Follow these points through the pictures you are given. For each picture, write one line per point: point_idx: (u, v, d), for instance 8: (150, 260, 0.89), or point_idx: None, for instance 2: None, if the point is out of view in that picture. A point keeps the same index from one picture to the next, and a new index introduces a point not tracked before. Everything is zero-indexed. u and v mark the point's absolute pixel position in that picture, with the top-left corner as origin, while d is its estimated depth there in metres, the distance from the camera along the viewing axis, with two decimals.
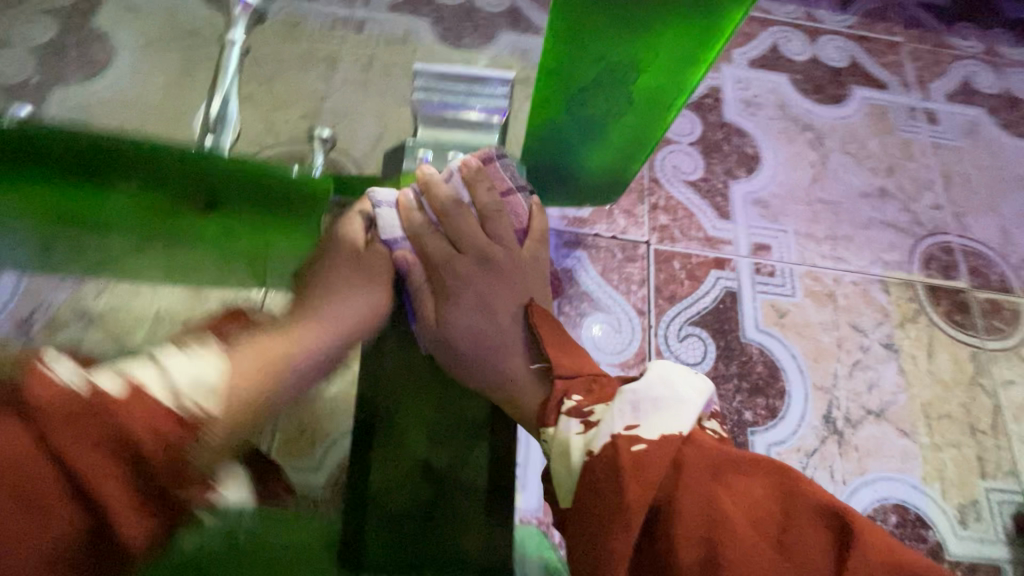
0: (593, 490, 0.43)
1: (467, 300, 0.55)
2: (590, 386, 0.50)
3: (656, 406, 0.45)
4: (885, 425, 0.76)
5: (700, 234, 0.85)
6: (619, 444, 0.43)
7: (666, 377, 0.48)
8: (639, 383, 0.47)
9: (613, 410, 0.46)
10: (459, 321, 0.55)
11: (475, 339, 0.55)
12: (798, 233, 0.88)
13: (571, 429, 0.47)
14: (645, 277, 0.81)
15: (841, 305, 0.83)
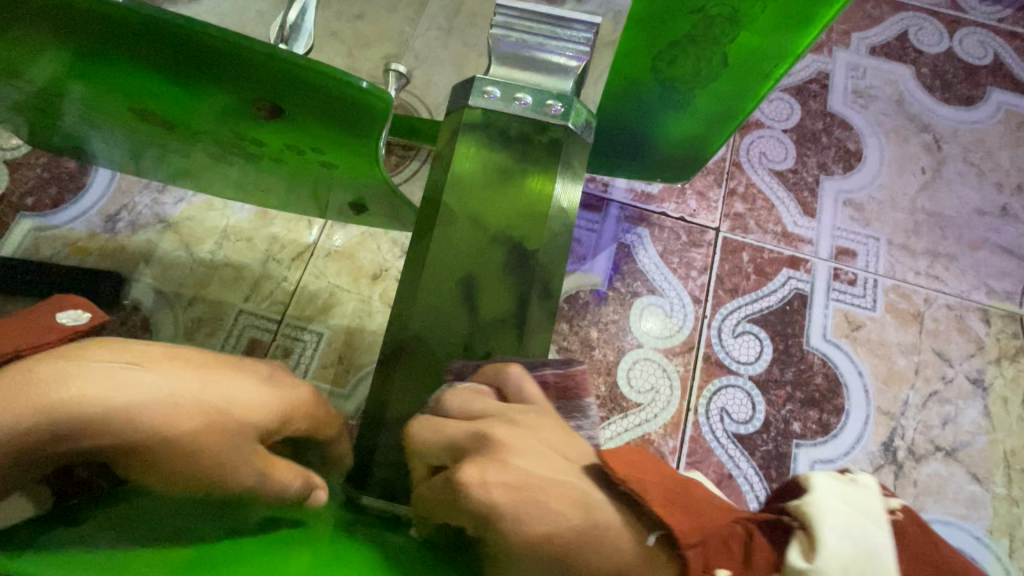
0: None
1: (513, 502, 0.31)
2: (730, 549, 0.29)
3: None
4: (955, 466, 0.69)
5: (777, 228, 0.79)
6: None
7: (836, 514, 0.30)
8: (819, 550, 0.28)
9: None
10: (519, 523, 0.30)
11: (546, 531, 0.30)
12: (892, 242, 0.79)
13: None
14: (707, 265, 0.76)
15: (927, 329, 0.75)
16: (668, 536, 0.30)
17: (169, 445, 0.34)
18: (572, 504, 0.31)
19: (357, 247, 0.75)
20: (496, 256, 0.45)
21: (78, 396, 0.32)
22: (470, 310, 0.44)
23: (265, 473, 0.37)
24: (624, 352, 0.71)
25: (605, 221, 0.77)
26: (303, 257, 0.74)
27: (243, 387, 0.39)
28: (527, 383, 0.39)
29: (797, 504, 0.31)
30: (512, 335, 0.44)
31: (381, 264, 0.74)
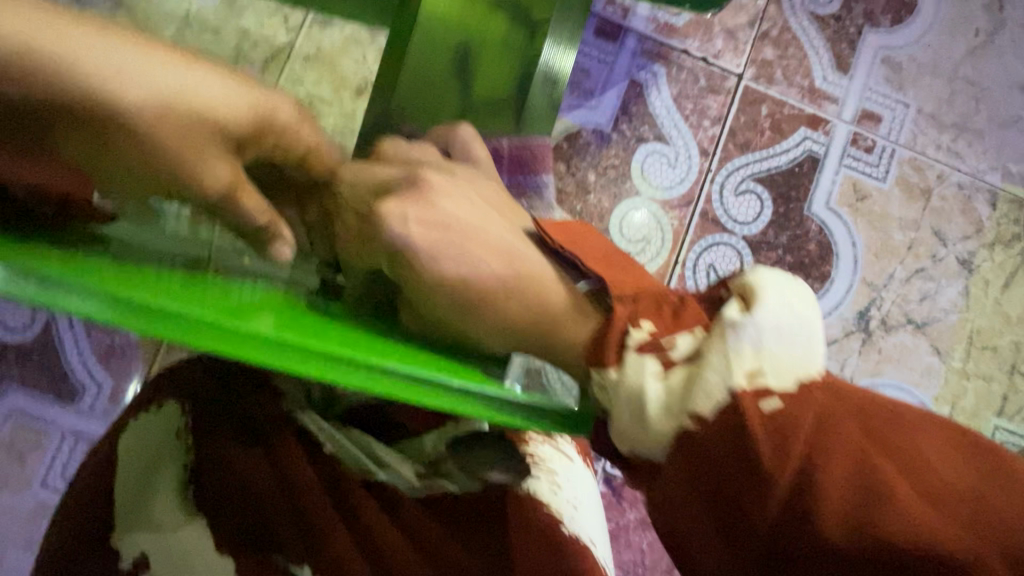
0: (703, 467, 0.25)
1: (432, 239, 0.33)
2: (659, 309, 0.30)
3: (784, 343, 0.26)
4: (921, 338, 0.71)
5: (804, 82, 0.72)
6: (742, 406, 0.25)
7: (777, 287, 0.28)
8: (757, 307, 0.26)
9: (717, 348, 0.26)
10: (437, 260, 0.33)
11: (464, 268, 0.33)
12: (921, 111, 0.73)
13: (646, 374, 0.27)
14: (722, 115, 0.70)
15: (932, 206, 0.72)
16: (599, 289, 0.31)
17: (144, 136, 0.28)
18: (499, 255, 0.34)
19: (340, 53, 0.66)
20: (502, 26, 0.48)
21: (26, 41, 0.23)
22: (466, 86, 0.48)
23: (235, 195, 0.32)
24: (620, 199, 0.68)
25: (620, 53, 0.69)
26: (277, 59, 0.65)
27: (216, 88, 0.31)
28: (472, 145, 0.44)
29: (740, 281, 0.29)
30: (508, 123, 0.49)
31: (366, 76, 0.67)
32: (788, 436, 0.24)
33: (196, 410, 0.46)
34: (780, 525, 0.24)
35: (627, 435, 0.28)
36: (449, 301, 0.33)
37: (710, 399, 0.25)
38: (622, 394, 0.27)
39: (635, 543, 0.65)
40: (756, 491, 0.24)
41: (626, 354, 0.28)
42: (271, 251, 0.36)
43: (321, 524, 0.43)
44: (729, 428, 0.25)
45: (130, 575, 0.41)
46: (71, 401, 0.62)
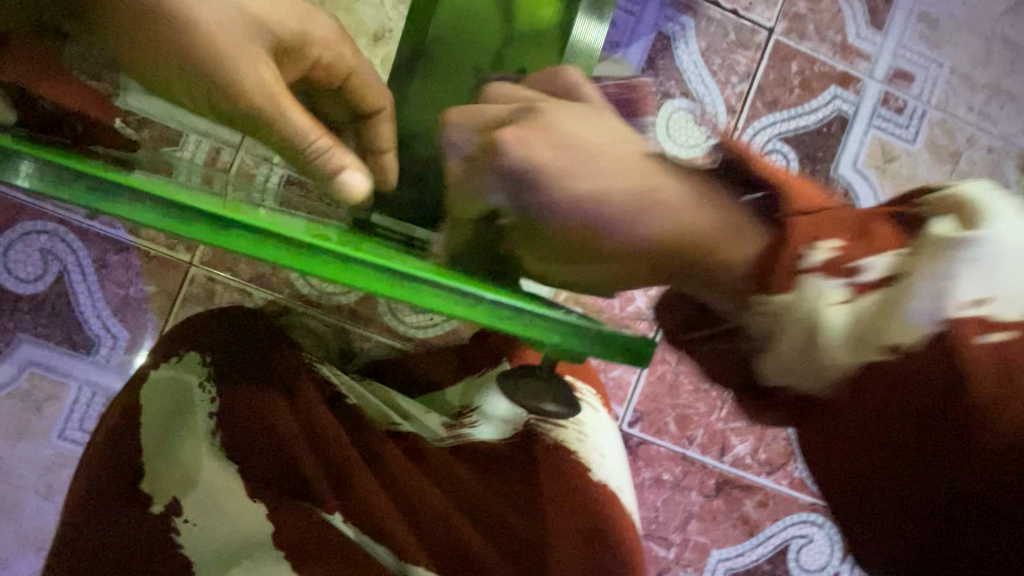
0: (914, 409, 0.23)
1: (555, 159, 0.28)
2: (841, 226, 0.26)
3: (1017, 269, 0.23)
4: None
5: (837, 38, 0.69)
6: (960, 336, 0.23)
7: (998, 203, 0.25)
8: (985, 225, 0.23)
9: (931, 269, 0.23)
10: (564, 182, 0.27)
11: (599, 185, 0.26)
12: (955, 70, 0.71)
13: (829, 297, 0.25)
14: (751, 71, 0.68)
15: (960, 170, 0.71)
16: (773, 199, 0.27)
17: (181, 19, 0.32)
18: (641, 177, 0.27)
19: None
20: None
21: None
22: (507, 19, 0.45)
23: (276, 97, 0.33)
24: None
25: (648, 3, 0.65)
26: None
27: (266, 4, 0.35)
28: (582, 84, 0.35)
29: (947, 199, 0.26)
30: (550, 56, 0.44)
31: (384, 23, 0.64)
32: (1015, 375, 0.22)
33: (218, 361, 0.46)
34: (989, 465, 0.22)
35: (789, 366, 0.25)
36: (575, 225, 0.27)
37: (912, 329, 0.23)
38: (795, 321, 0.25)
39: (650, 501, 0.66)
40: (966, 433, 0.23)
41: (799, 277, 0.25)
42: (341, 178, 0.33)
43: (353, 475, 0.43)
44: (941, 365, 0.23)
45: (161, 518, 0.40)
46: (87, 353, 0.61)
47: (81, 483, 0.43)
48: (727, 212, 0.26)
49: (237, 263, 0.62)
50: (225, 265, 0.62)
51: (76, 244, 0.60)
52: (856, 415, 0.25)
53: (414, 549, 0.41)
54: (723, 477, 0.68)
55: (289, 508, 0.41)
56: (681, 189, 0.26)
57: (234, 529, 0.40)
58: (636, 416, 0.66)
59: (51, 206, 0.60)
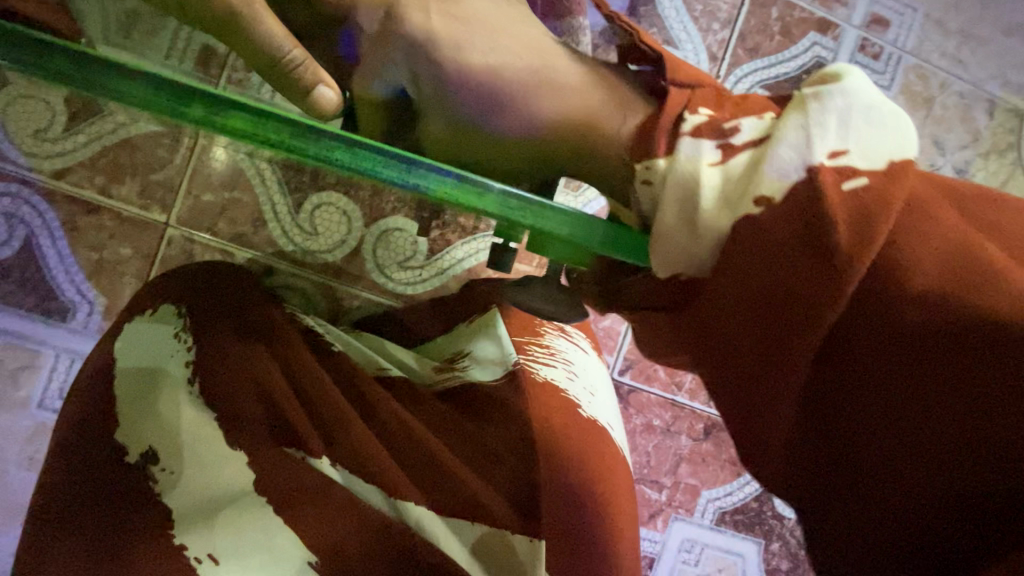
0: (748, 283, 0.21)
1: (460, 31, 0.31)
2: (719, 98, 0.25)
3: (871, 127, 0.21)
4: None
5: None
6: (819, 184, 0.20)
7: (861, 77, 0.22)
8: (839, 84, 0.22)
9: (792, 124, 0.21)
10: (460, 49, 0.30)
11: (496, 60, 0.30)
12: (928, 16, 0.72)
13: (702, 160, 0.22)
14: (732, 18, 0.68)
15: (933, 115, 0.72)
16: (648, 75, 0.28)
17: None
18: (536, 55, 0.31)
19: None
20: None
21: None
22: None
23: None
24: None
25: None
26: None
27: None
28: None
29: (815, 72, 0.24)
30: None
31: None
32: (870, 217, 0.20)
33: (193, 313, 0.46)
34: (837, 335, 0.20)
35: (676, 252, 0.23)
36: (478, 91, 0.30)
37: (781, 180, 0.20)
38: (670, 188, 0.23)
39: (641, 446, 0.68)
40: (816, 302, 0.20)
41: (679, 140, 0.24)
42: (313, 95, 0.28)
43: (339, 423, 0.42)
44: (795, 216, 0.20)
45: (139, 471, 0.38)
46: (62, 319, 0.59)
47: (59, 442, 0.41)
48: (608, 87, 0.29)
49: (216, 222, 0.60)
50: (204, 225, 0.60)
51: (43, 207, 0.58)
52: (715, 302, 0.22)
53: (408, 489, 0.40)
54: (711, 421, 0.70)
55: (266, 452, 0.40)
56: (569, 70, 0.30)
57: (213, 478, 0.38)
58: (625, 364, 0.67)
59: (13, 167, 0.57)
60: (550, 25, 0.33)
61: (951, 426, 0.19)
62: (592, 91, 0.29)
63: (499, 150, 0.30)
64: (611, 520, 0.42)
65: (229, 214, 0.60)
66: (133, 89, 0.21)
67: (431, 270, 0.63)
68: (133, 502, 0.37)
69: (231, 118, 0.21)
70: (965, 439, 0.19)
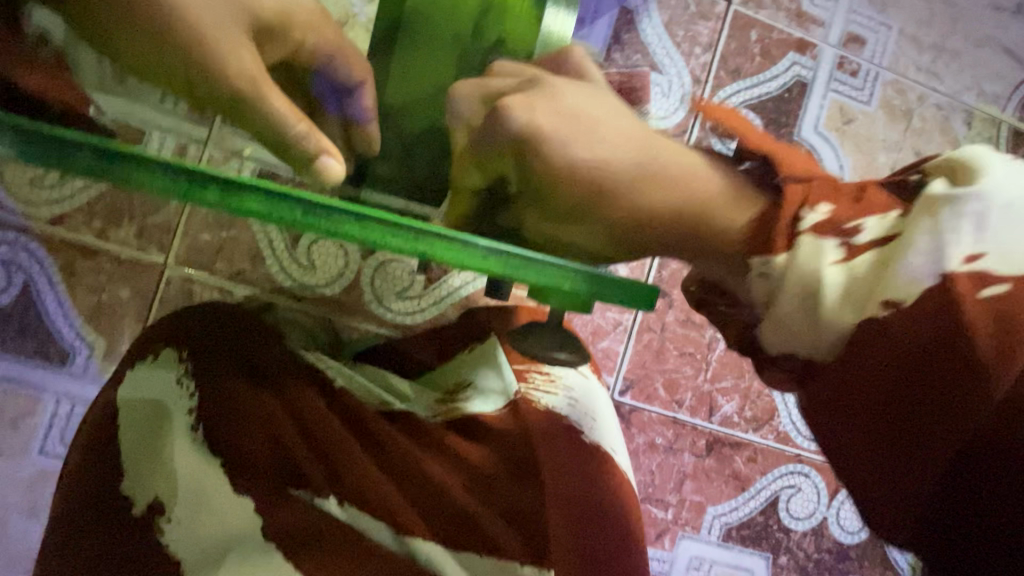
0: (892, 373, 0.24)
1: (561, 122, 0.29)
2: (841, 195, 0.28)
3: (1012, 226, 0.23)
4: None
5: (791, 6, 0.71)
6: (957, 291, 0.23)
7: (1001, 171, 0.25)
8: (980, 183, 0.24)
9: (925, 226, 0.24)
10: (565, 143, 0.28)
11: (601, 148, 0.28)
12: (902, 33, 0.74)
13: (829, 259, 0.26)
14: (713, 41, 0.70)
15: (913, 127, 0.74)
16: (758, 169, 0.29)
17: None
18: (638, 144, 0.29)
19: None
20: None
21: None
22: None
23: (257, 81, 0.30)
24: None
25: None
26: None
27: None
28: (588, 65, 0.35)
29: (951, 161, 0.27)
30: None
31: None
32: (1016, 332, 0.22)
33: (194, 356, 0.46)
34: (987, 431, 0.23)
35: (785, 327, 0.27)
36: (582, 186, 0.27)
37: (909, 284, 0.24)
38: (791, 284, 0.26)
39: (645, 465, 0.68)
40: (969, 400, 0.23)
41: (798, 238, 0.26)
42: (316, 164, 0.30)
43: (342, 453, 0.43)
44: (938, 321, 0.23)
45: (143, 520, 0.38)
46: (62, 364, 0.59)
47: (64, 499, 0.41)
48: (712, 175, 0.28)
49: (214, 261, 0.61)
50: (202, 264, 0.60)
51: (41, 253, 0.58)
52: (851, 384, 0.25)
53: (414, 524, 0.41)
54: (713, 437, 0.70)
55: (271, 496, 0.40)
56: (677, 161, 0.29)
57: (219, 522, 0.38)
58: (626, 384, 0.67)
59: (9, 215, 0.57)
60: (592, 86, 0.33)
61: None
62: (702, 184, 0.28)
63: (607, 240, 0.28)
64: (620, 544, 0.42)
65: (226, 253, 0.60)
66: (148, 178, 0.23)
67: (429, 300, 0.63)
68: (138, 551, 0.37)
69: (244, 200, 0.23)
70: None
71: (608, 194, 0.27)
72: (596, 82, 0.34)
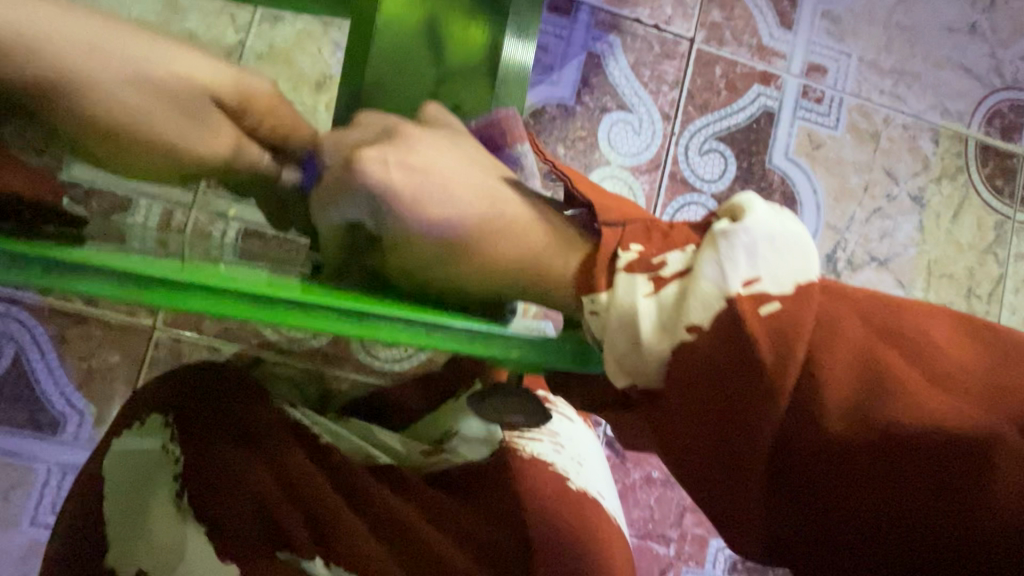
0: (695, 392, 0.26)
1: (413, 183, 0.32)
2: (651, 232, 0.30)
3: (774, 253, 0.26)
4: (885, 274, 0.76)
5: (752, 41, 0.74)
6: (741, 312, 0.25)
7: (761, 207, 0.28)
8: (746, 217, 0.27)
9: (707, 259, 0.26)
10: (418, 206, 0.31)
11: (448, 209, 0.32)
12: (862, 59, 0.77)
13: (639, 293, 0.27)
14: (679, 79, 0.72)
15: (882, 148, 0.77)
16: (587, 213, 0.32)
17: (108, 98, 0.30)
18: (483, 199, 0.32)
19: (293, 49, 0.64)
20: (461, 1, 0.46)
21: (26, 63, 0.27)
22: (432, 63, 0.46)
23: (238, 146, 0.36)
24: (591, 169, 0.69)
25: (574, 27, 0.69)
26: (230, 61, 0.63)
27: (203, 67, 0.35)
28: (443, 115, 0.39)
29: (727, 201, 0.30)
30: (476, 95, 0.46)
31: (324, 71, 0.64)
32: (791, 341, 0.25)
33: (181, 419, 0.46)
34: (783, 433, 0.24)
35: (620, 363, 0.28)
36: (435, 244, 0.32)
37: (703, 310, 0.25)
38: (615, 316, 0.27)
39: (643, 501, 0.67)
40: (760, 407, 0.24)
41: (616, 274, 0.28)
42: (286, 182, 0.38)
43: (327, 515, 0.42)
44: (734, 340, 0.25)
45: None
46: (53, 433, 0.59)
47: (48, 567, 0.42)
48: (547, 228, 0.32)
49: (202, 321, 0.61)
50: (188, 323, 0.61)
51: (32, 323, 0.59)
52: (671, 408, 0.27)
53: None
54: None
55: (251, 557, 0.40)
56: (522, 210, 0.32)
57: None
58: None
59: None
60: (461, 139, 0.36)
61: (878, 516, 0.23)
62: (543, 236, 0.31)
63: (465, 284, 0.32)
64: None
65: None
66: (100, 285, 0.24)
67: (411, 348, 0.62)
68: None
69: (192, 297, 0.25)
70: (891, 525, 0.23)
71: (465, 246, 0.31)
72: (456, 129, 0.38)
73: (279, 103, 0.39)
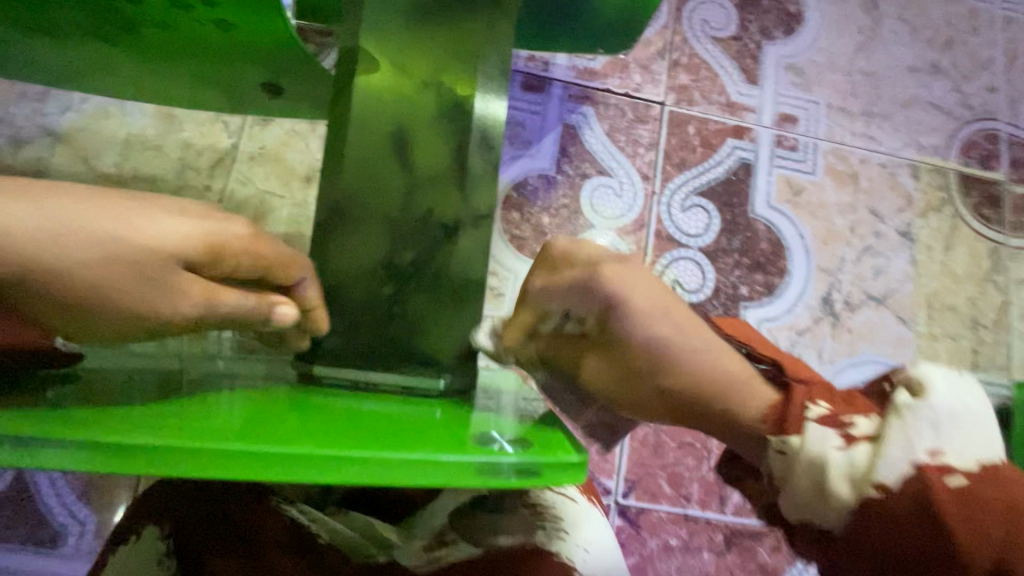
0: (898, 554, 0.32)
1: (655, 311, 0.43)
2: (833, 394, 0.38)
3: (959, 433, 0.33)
4: (885, 312, 0.75)
5: (721, 98, 0.77)
6: (931, 485, 0.31)
7: (946, 384, 0.34)
8: (929, 396, 0.34)
9: (893, 432, 0.33)
10: (654, 326, 0.43)
11: (675, 340, 0.42)
12: (830, 105, 0.79)
13: (830, 445, 0.35)
14: (655, 140, 0.75)
15: (862, 188, 0.78)
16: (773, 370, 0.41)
17: (66, 277, 0.31)
18: (699, 339, 0.43)
19: (283, 148, 0.67)
20: (435, 102, 0.49)
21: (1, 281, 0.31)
22: (410, 161, 0.48)
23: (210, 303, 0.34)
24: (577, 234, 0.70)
25: (548, 102, 0.72)
26: (224, 163, 0.66)
27: (167, 226, 0.33)
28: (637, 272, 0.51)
29: (909, 375, 0.36)
30: (453, 187, 0.48)
31: (313, 165, 0.67)
32: (983, 519, 0.30)
33: (176, 532, 0.46)
34: None
35: (808, 501, 0.35)
36: (653, 363, 0.42)
37: (890, 471, 0.32)
38: (802, 463, 0.35)
39: (663, 571, 0.65)
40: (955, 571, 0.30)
41: (807, 423, 0.36)
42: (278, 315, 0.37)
43: None
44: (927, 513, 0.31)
45: None
46: (54, 547, 0.59)
47: None
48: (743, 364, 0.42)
49: None
50: None
51: None
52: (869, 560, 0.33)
53: None
54: (730, 530, 0.66)
55: None
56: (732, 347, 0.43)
57: None
58: (628, 486, 0.65)
59: None
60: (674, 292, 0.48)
61: None
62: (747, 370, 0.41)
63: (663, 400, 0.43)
64: None
65: None
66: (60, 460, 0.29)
67: None
68: None
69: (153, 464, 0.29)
70: None
71: (677, 371, 0.42)
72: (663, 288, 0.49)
73: (265, 242, 0.36)
